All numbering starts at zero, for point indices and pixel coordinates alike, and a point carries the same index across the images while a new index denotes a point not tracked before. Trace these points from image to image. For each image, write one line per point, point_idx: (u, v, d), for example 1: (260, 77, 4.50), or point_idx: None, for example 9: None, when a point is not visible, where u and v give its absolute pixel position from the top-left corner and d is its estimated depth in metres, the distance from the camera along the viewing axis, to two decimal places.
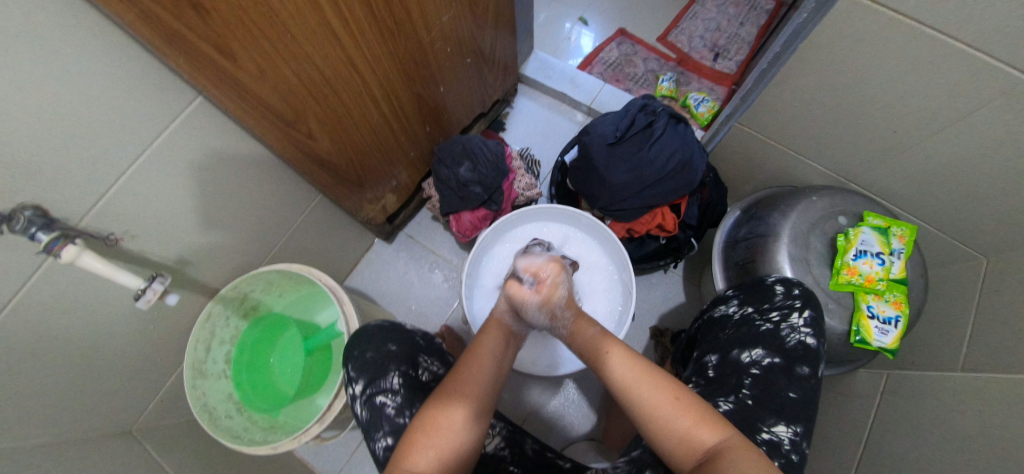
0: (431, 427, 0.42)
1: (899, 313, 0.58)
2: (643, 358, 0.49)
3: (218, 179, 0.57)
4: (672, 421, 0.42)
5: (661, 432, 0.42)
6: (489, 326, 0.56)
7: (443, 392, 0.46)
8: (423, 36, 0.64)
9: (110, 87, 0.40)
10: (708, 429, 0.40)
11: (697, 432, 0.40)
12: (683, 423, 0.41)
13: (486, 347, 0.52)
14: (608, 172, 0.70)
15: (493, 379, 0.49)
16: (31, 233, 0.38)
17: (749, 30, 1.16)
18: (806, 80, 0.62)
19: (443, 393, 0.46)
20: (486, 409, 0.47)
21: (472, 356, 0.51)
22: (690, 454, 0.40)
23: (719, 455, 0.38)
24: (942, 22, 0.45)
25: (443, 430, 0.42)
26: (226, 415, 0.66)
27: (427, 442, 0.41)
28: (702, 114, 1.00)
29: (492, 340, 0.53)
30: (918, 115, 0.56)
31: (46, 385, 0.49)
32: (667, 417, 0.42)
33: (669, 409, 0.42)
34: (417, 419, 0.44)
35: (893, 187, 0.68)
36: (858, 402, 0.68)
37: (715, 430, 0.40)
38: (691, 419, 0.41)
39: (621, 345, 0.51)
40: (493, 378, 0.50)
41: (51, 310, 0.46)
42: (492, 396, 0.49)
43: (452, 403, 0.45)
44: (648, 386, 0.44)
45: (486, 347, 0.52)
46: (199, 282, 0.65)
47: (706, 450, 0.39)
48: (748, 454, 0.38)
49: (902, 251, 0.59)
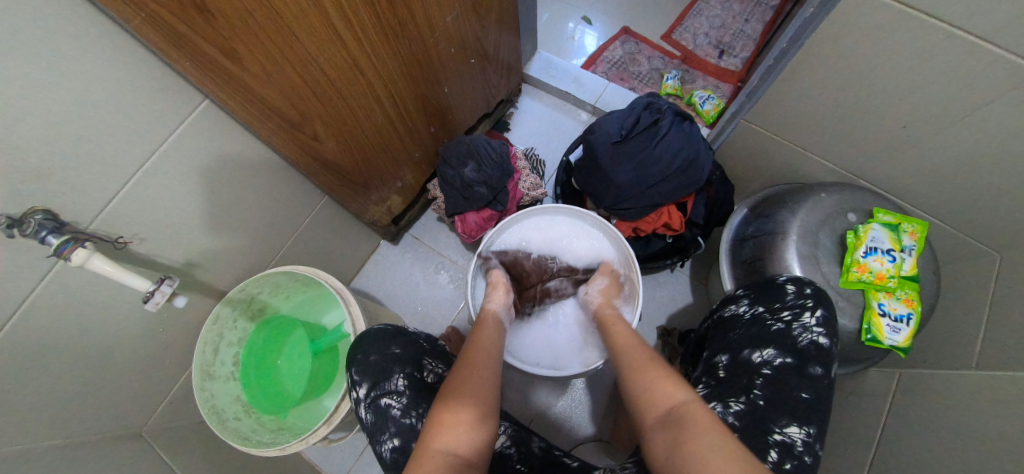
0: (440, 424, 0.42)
1: (911, 311, 0.58)
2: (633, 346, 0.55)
3: (225, 182, 0.58)
4: (643, 377, 0.47)
5: (636, 388, 0.47)
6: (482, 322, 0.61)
7: (451, 387, 0.47)
8: (427, 37, 0.64)
9: (119, 91, 0.40)
10: (673, 387, 0.44)
11: (661, 389, 0.44)
12: (650, 378, 0.46)
13: (488, 339, 0.57)
14: (614, 171, 0.69)
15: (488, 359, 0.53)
16: (41, 237, 0.38)
17: (754, 27, 1.15)
18: (814, 76, 0.61)
19: (448, 390, 0.47)
20: (494, 406, 0.47)
21: (474, 349, 0.54)
22: (655, 408, 0.43)
23: (678, 408, 0.41)
24: (954, 15, 0.45)
25: (453, 421, 0.43)
26: (235, 417, 0.67)
27: (436, 432, 0.41)
28: (708, 112, 1.00)
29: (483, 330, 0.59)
30: (929, 109, 0.55)
31: (57, 387, 0.49)
32: (639, 374, 0.48)
33: (643, 368, 0.49)
34: (427, 418, 0.44)
35: (905, 183, 0.67)
36: (870, 402, 0.67)
37: (680, 390, 0.43)
38: (658, 377, 0.46)
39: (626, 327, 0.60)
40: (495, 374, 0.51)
41: (61, 313, 0.47)
42: (498, 393, 0.49)
43: (459, 398, 0.45)
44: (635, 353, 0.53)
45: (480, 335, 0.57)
46: (207, 285, 0.65)
47: (667, 407, 0.42)
48: (708, 416, 0.39)
49: (914, 248, 0.59)
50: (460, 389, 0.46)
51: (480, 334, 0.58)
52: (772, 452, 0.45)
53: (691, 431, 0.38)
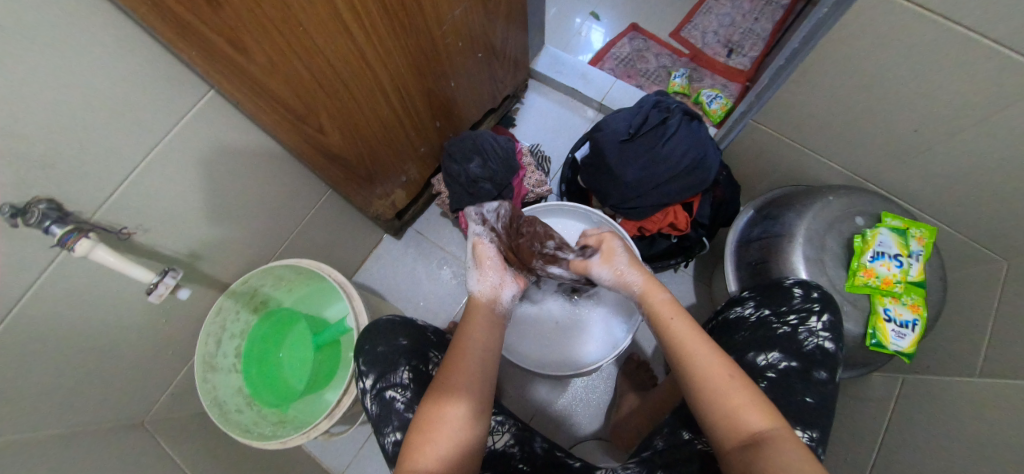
0: (430, 429, 0.42)
1: (917, 317, 0.57)
2: (697, 348, 0.45)
3: (229, 174, 0.57)
4: (723, 396, 0.41)
5: (715, 403, 0.41)
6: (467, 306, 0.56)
7: (443, 387, 0.46)
8: (434, 29, 0.63)
9: (122, 79, 0.40)
10: (759, 414, 0.39)
11: (745, 414, 0.39)
12: (736, 402, 0.40)
13: (476, 330, 0.52)
14: (621, 169, 0.69)
15: (481, 360, 0.49)
16: (45, 226, 0.39)
17: (763, 26, 1.14)
18: (824, 78, 0.61)
19: (437, 391, 0.46)
20: (482, 404, 0.46)
21: (460, 348, 0.49)
22: (737, 434, 0.39)
23: (768, 439, 0.37)
24: (970, 19, 0.44)
25: (442, 428, 0.42)
26: (236, 409, 0.67)
27: (423, 439, 0.42)
28: (715, 111, 0.99)
29: (472, 321, 0.53)
30: (941, 114, 0.55)
31: (60, 377, 0.49)
32: (719, 392, 0.41)
33: (725, 384, 0.41)
34: (419, 419, 0.44)
35: (913, 187, 0.66)
36: (873, 406, 0.67)
37: (768, 418, 0.39)
38: (743, 400, 0.40)
39: (684, 312, 0.50)
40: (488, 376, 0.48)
41: (63, 305, 0.47)
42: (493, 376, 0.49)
43: (444, 403, 0.44)
44: (706, 354, 0.44)
45: (468, 331, 0.51)
46: (210, 277, 0.65)
47: (754, 434, 0.38)
48: (798, 446, 0.36)
49: (920, 254, 0.58)
50: (449, 393, 0.45)
51: (468, 323, 0.53)
52: None
53: (774, 460, 0.35)
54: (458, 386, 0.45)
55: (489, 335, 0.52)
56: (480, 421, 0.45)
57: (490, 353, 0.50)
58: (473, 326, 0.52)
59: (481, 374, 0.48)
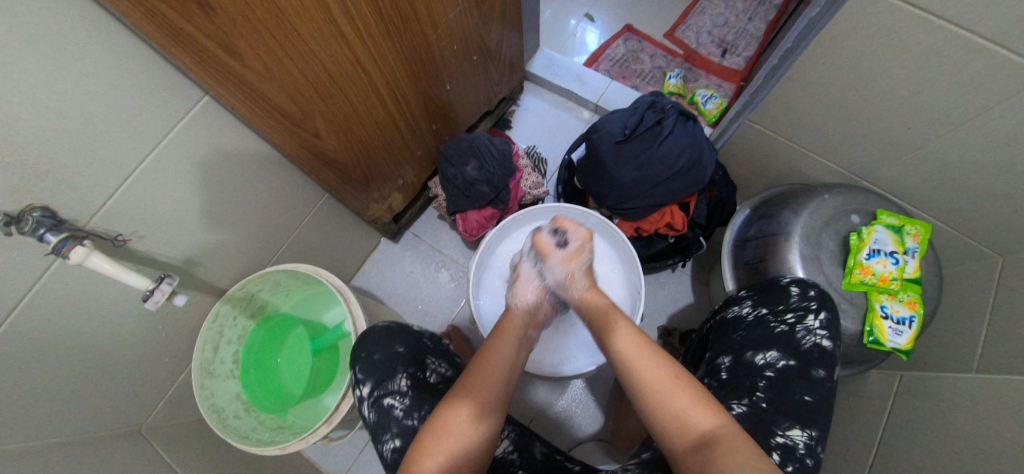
0: (437, 434, 0.42)
1: (913, 314, 0.57)
2: (639, 354, 0.46)
3: (225, 180, 0.57)
4: (668, 400, 0.41)
5: (662, 409, 0.41)
6: (500, 325, 0.55)
7: (456, 391, 0.46)
8: (428, 32, 0.63)
9: (116, 86, 0.40)
10: (704, 412, 0.40)
11: (694, 415, 0.40)
12: (681, 403, 0.40)
13: (500, 346, 0.51)
14: (616, 170, 0.68)
15: (504, 377, 0.48)
16: (39, 234, 0.38)
17: (757, 26, 1.15)
18: (818, 77, 0.61)
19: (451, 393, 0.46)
20: (492, 415, 0.45)
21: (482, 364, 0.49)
22: (685, 437, 0.39)
23: (714, 440, 0.37)
24: (961, 17, 0.44)
25: (451, 432, 0.42)
26: (235, 415, 0.67)
27: (432, 442, 0.41)
28: (710, 111, 0.99)
29: (501, 338, 0.53)
30: (935, 111, 0.55)
31: (56, 386, 0.49)
32: (664, 398, 0.41)
33: (669, 388, 0.42)
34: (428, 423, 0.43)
35: (908, 185, 0.67)
36: (871, 403, 0.67)
37: (714, 417, 0.39)
38: (690, 401, 0.40)
39: (627, 322, 0.50)
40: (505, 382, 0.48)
41: (58, 313, 0.46)
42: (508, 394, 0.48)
43: (453, 408, 0.44)
44: (650, 363, 0.44)
45: (495, 347, 0.51)
46: (207, 283, 0.65)
47: (702, 435, 0.38)
48: (743, 442, 0.37)
49: (916, 251, 0.59)
50: (462, 395, 0.45)
51: (496, 338, 0.53)
52: (774, 455, 0.44)
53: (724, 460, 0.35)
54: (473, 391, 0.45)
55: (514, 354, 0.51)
56: (490, 427, 0.44)
57: (513, 373, 0.50)
58: (500, 342, 0.52)
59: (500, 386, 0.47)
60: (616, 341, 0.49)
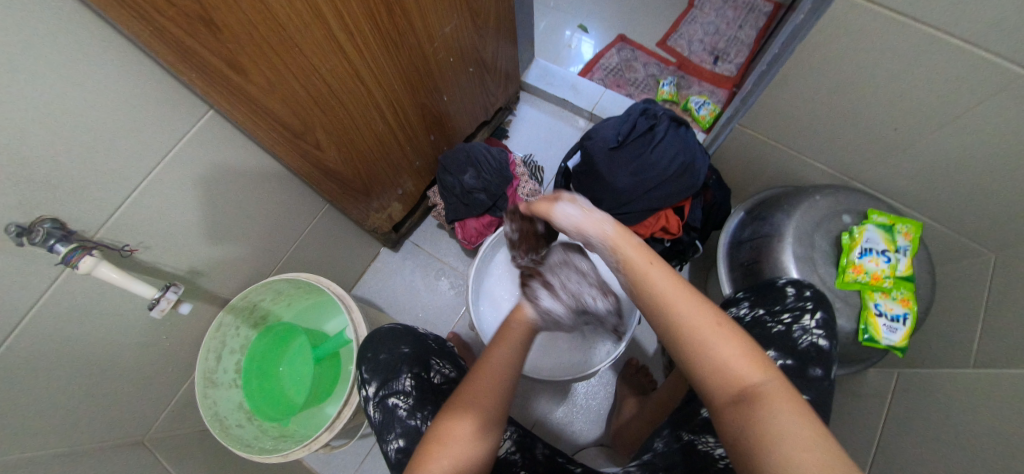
0: (441, 441, 0.42)
1: (907, 311, 0.58)
2: (676, 297, 0.38)
3: (228, 190, 0.59)
4: (709, 351, 0.36)
5: (702, 356, 0.36)
6: (502, 328, 0.53)
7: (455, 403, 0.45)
8: (425, 46, 0.65)
9: (126, 100, 0.41)
10: (750, 365, 0.34)
11: (736, 367, 0.35)
12: (722, 354, 0.35)
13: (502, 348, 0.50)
14: (611, 176, 0.70)
15: (502, 382, 0.47)
16: (49, 245, 0.40)
17: (747, 33, 1.17)
18: (805, 81, 0.63)
19: (450, 405, 0.45)
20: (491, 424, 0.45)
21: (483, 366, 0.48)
22: (729, 388, 0.34)
23: (762, 395, 0.33)
24: (937, 20, 0.46)
25: (451, 440, 0.42)
26: (238, 424, 0.67)
27: (433, 451, 0.41)
28: (703, 117, 1.01)
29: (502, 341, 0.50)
30: (919, 112, 0.57)
31: (61, 395, 0.50)
32: (705, 347, 0.36)
33: (711, 335, 0.36)
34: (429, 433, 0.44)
35: (897, 184, 0.68)
36: (869, 401, 0.67)
37: (758, 369, 0.34)
38: (733, 352, 0.35)
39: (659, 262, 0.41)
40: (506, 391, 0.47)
41: (66, 322, 0.47)
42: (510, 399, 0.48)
43: (454, 418, 0.43)
44: (693, 308, 0.37)
45: (495, 348, 0.49)
46: (211, 292, 0.66)
47: (747, 390, 0.34)
48: (793, 397, 0.33)
49: (908, 249, 0.59)
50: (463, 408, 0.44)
51: (496, 343, 0.50)
52: None
53: (771, 417, 0.31)
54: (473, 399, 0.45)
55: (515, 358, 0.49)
56: (490, 438, 0.44)
57: (512, 379, 0.48)
58: (501, 346, 0.50)
59: (504, 386, 0.47)
60: (646, 282, 0.40)
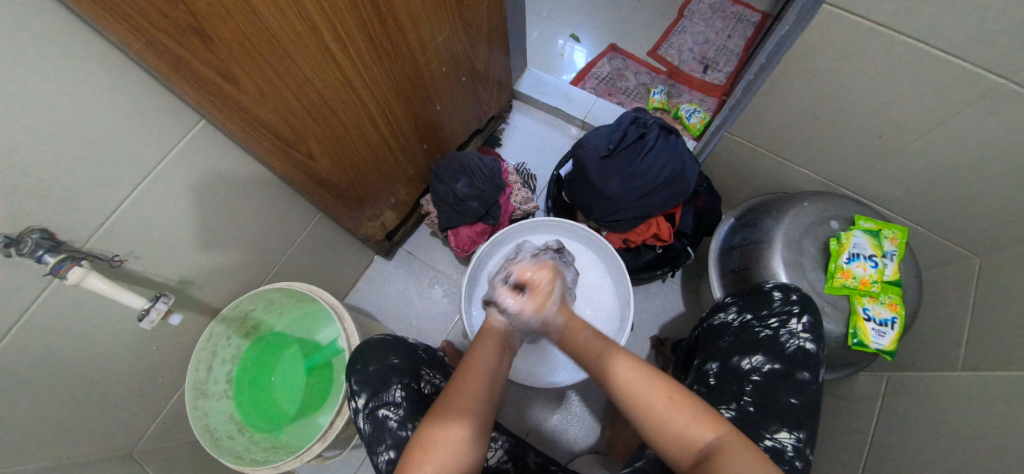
0: (428, 445, 0.42)
1: (895, 315, 0.59)
2: (636, 378, 0.45)
3: (219, 199, 0.59)
4: (665, 420, 0.41)
5: (660, 428, 0.41)
6: (482, 329, 0.55)
7: (441, 410, 0.45)
8: (418, 57, 0.66)
9: (117, 110, 0.41)
10: (703, 426, 0.40)
11: (693, 432, 0.40)
12: (678, 423, 0.41)
13: (481, 354, 0.51)
14: (602, 184, 0.71)
15: (485, 384, 0.48)
16: (37, 256, 0.39)
17: (736, 43, 1.20)
18: (791, 90, 0.64)
19: (434, 411, 0.45)
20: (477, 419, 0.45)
21: (467, 368, 0.49)
22: (687, 453, 0.40)
23: (714, 456, 0.38)
24: (916, 30, 0.48)
25: (438, 445, 0.42)
26: (228, 436, 0.66)
27: (422, 458, 0.41)
28: (694, 125, 1.03)
29: (482, 345, 0.52)
30: (902, 120, 0.58)
31: (46, 408, 0.49)
32: (662, 418, 0.41)
33: (667, 407, 0.42)
34: (416, 437, 0.44)
35: (882, 190, 0.69)
36: (860, 405, 0.67)
37: (712, 429, 0.40)
38: (686, 419, 0.41)
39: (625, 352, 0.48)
40: (489, 393, 0.48)
41: (53, 333, 0.47)
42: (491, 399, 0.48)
43: (440, 424, 0.43)
44: (649, 386, 0.43)
45: (475, 354, 0.51)
46: (201, 302, 0.65)
47: (703, 450, 0.39)
48: (748, 456, 0.38)
49: (894, 254, 0.60)
50: (446, 414, 0.44)
51: (474, 351, 0.52)
52: None
53: None
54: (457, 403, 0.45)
55: (497, 360, 0.51)
56: (481, 442, 0.44)
57: (496, 379, 0.49)
58: (479, 353, 0.51)
59: (481, 392, 0.47)
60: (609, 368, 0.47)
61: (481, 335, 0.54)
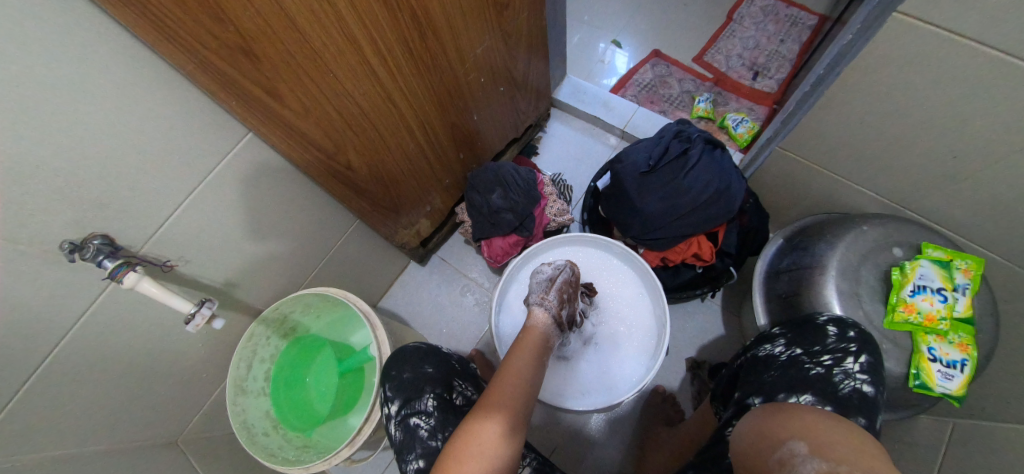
0: (467, 445, 0.42)
1: (966, 357, 0.53)
2: None
3: (264, 208, 0.60)
4: None
5: None
6: (518, 339, 0.57)
7: (481, 407, 0.47)
8: (457, 67, 0.65)
9: (175, 126, 0.43)
10: None
11: None
12: None
13: (517, 362, 0.52)
14: (641, 201, 0.68)
15: (523, 389, 0.49)
16: (98, 260, 0.42)
17: (790, 47, 1.12)
18: (856, 106, 0.59)
19: (474, 413, 0.46)
20: (517, 426, 0.46)
21: (507, 377, 0.50)
22: None
23: None
24: (1009, 43, 0.42)
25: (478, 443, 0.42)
26: (264, 432, 0.69)
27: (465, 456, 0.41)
28: (741, 136, 0.97)
29: (516, 355, 0.54)
30: (987, 141, 0.52)
31: (104, 399, 0.52)
32: None
33: None
34: (454, 437, 0.44)
35: (958, 216, 0.63)
36: (922, 449, 0.62)
37: None
38: None
39: None
40: (526, 398, 0.49)
41: (111, 332, 0.50)
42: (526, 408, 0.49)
43: (484, 422, 0.44)
44: None
45: (511, 363, 0.52)
46: (245, 304, 0.68)
47: None
48: None
49: (968, 287, 0.54)
50: (486, 411, 0.46)
51: (513, 355, 0.54)
52: None
53: None
54: (498, 406, 0.46)
55: (533, 371, 0.52)
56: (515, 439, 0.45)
57: (531, 387, 0.51)
58: (518, 358, 0.53)
59: (517, 396, 0.48)
60: None
61: (517, 345, 0.56)
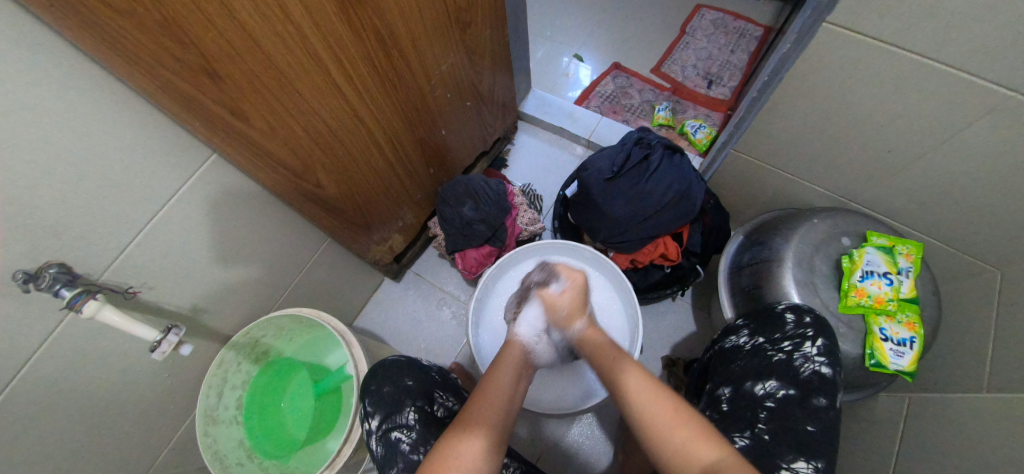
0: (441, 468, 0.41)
1: (913, 335, 0.57)
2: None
3: (231, 230, 0.60)
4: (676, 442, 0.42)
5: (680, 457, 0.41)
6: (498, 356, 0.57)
7: (460, 423, 0.46)
8: (423, 83, 0.67)
9: (134, 149, 0.43)
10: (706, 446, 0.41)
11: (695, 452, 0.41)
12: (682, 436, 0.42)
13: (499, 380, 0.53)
14: (607, 206, 0.71)
15: (504, 403, 0.50)
16: (55, 290, 0.41)
17: (740, 57, 1.20)
18: (795, 108, 0.64)
19: (450, 433, 0.45)
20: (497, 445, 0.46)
21: (488, 394, 0.50)
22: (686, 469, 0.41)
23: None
24: (918, 45, 0.47)
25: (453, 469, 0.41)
26: (238, 463, 0.66)
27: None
28: (700, 141, 1.03)
29: (498, 372, 0.54)
30: (912, 134, 0.57)
31: (60, 438, 0.50)
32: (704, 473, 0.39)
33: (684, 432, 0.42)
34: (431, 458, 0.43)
35: (895, 205, 0.68)
36: (883, 426, 0.65)
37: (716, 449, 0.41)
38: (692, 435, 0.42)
39: None
40: (505, 410, 0.50)
41: (68, 365, 0.48)
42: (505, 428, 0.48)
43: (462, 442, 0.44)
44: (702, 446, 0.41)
45: (493, 381, 0.52)
46: (212, 329, 0.66)
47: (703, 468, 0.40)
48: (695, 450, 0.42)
49: (910, 271, 0.59)
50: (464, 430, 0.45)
51: (494, 373, 0.54)
52: None
53: None
54: (476, 427, 0.46)
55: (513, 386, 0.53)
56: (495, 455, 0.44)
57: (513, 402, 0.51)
58: (498, 376, 0.53)
59: (497, 416, 0.48)
60: None
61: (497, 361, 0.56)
